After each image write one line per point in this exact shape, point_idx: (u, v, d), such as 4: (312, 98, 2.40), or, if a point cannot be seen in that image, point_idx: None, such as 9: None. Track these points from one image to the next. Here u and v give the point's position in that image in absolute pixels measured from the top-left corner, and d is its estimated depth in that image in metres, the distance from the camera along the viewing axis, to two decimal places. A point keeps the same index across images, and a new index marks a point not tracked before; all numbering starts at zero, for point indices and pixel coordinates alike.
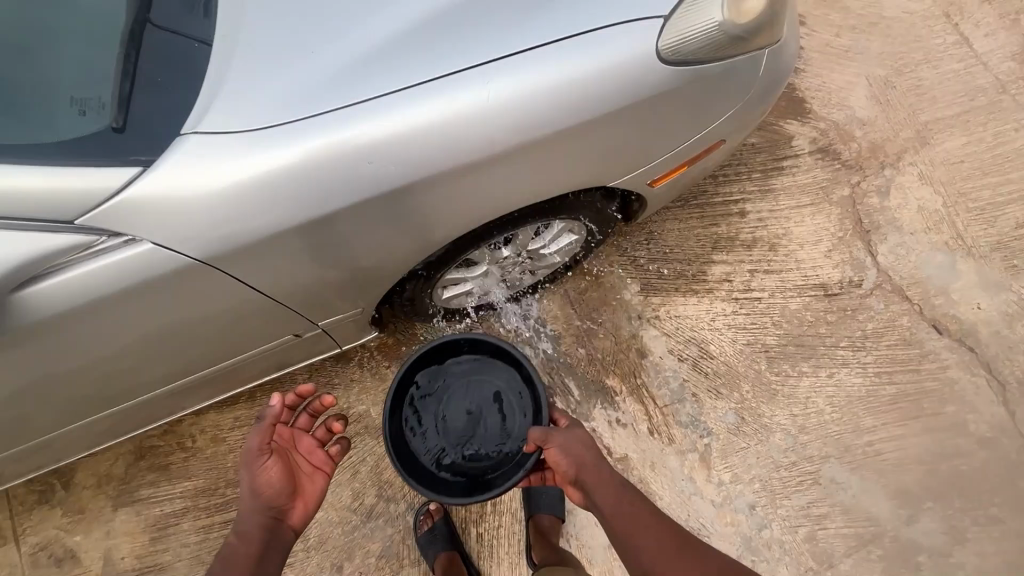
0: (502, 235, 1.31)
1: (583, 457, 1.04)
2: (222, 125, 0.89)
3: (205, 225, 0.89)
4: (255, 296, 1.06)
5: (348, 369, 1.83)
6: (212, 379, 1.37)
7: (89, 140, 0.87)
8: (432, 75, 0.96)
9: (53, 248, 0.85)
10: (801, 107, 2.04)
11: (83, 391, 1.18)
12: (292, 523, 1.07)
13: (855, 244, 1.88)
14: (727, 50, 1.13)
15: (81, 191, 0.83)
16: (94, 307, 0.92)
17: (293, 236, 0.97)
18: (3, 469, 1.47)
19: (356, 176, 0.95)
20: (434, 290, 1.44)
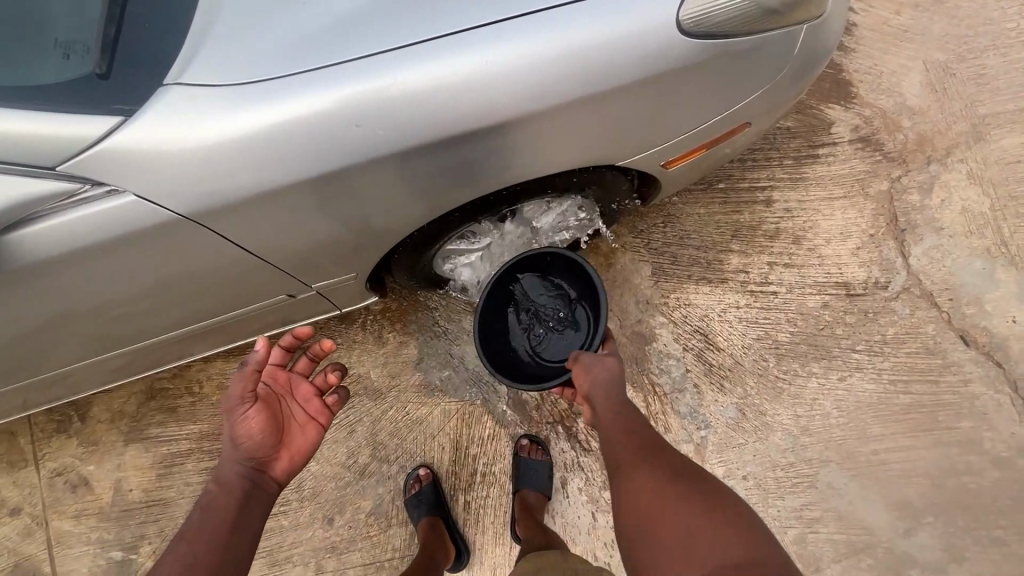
0: (505, 208, 1.27)
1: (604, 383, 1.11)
2: (207, 77, 0.87)
3: (187, 180, 0.88)
4: (243, 254, 1.05)
5: (351, 331, 1.85)
6: (211, 331, 1.40)
7: (72, 85, 0.85)
8: (427, 35, 0.91)
9: (37, 194, 0.85)
10: (846, 90, 1.90)
11: (83, 334, 1.22)
12: (277, 472, 1.11)
13: (886, 244, 1.77)
14: (759, 24, 1.04)
15: (63, 138, 0.83)
16: (81, 255, 0.93)
17: (278, 198, 0.95)
18: (19, 398, 1.55)
19: (343, 140, 0.91)
20: (436, 259, 1.42)
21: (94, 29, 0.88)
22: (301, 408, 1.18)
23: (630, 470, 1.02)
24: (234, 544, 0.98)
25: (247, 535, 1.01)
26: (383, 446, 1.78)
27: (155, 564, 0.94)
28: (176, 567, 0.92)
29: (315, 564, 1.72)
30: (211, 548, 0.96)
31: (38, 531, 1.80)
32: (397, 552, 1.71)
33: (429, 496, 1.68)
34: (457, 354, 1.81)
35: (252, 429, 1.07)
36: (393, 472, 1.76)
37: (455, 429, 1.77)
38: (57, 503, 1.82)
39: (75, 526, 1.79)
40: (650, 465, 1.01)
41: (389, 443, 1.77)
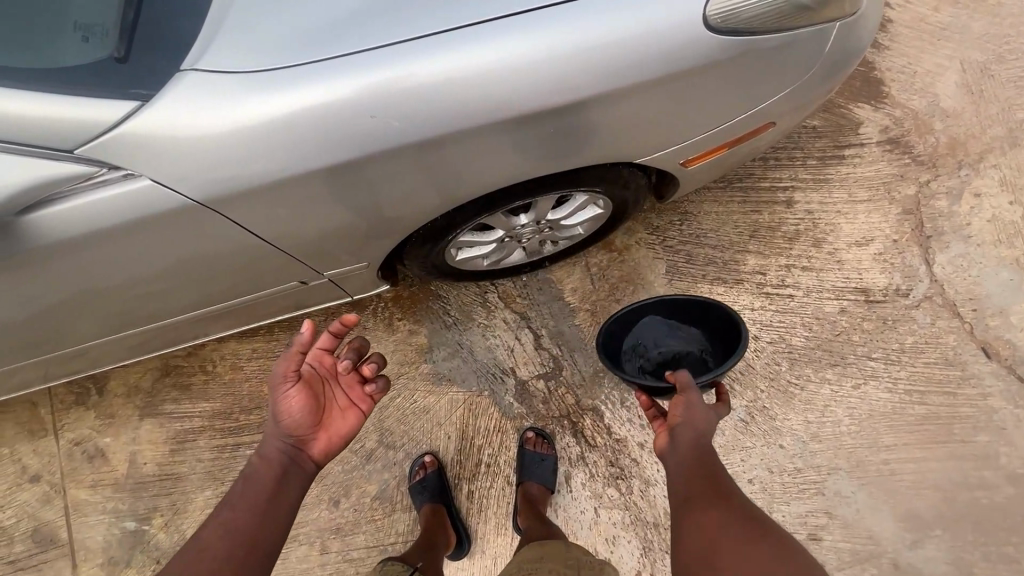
0: (519, 202, 1.26)
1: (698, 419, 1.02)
2: (221, 64, 0.87)
3: (201, 167, 0.88)
4: (256, 241, 1.06)
5: (362, 317, 1.87)
6: (224, 314, 1.42)
7: (89, 68, 0.86)
8: (444, 26, 0.89)
9: (53, 176, 0.86)
10: (877, 90, 1.83)
11: (100, 313, 1.24)
12: (316, 452, 1.12)
13: (910, 250, 1.72)
14: (788, 22, 1.00)
15: (81, 122, 0.84)
16: (99, 237, 0.94)
17: (291, 186, 0.95)
18: (40, 371, 1.59)
19: (357, 130, 0.91)
20: (448, 250, 1.42)
21: (113, 12, 0.88)
22: (342, 392, 1.18)
23: (703, 513, 0.90)
24: (269, 521, 1.00)
25: (283, 511, 1.03)
26: (390, 432, 1.79)
27: (199, 527, 0.98)
28: (217, 533, 0.96)
29: (320, 544, 1.75)
30: (249, 520, 0.99)
31: (56, 498, 1.86)
32: (400, 537, 1.73)
33: (433, 483, 1.70)
34: (466, 345, 1.81)
35: (293, 408, 1.08)
36: (399, 458, 1.78)
37: (461, 419, 1.78)
38: (75, 472, 1.87)
39: (91, 495, 1.85)
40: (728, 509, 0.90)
41: (396, 430, 1.79)
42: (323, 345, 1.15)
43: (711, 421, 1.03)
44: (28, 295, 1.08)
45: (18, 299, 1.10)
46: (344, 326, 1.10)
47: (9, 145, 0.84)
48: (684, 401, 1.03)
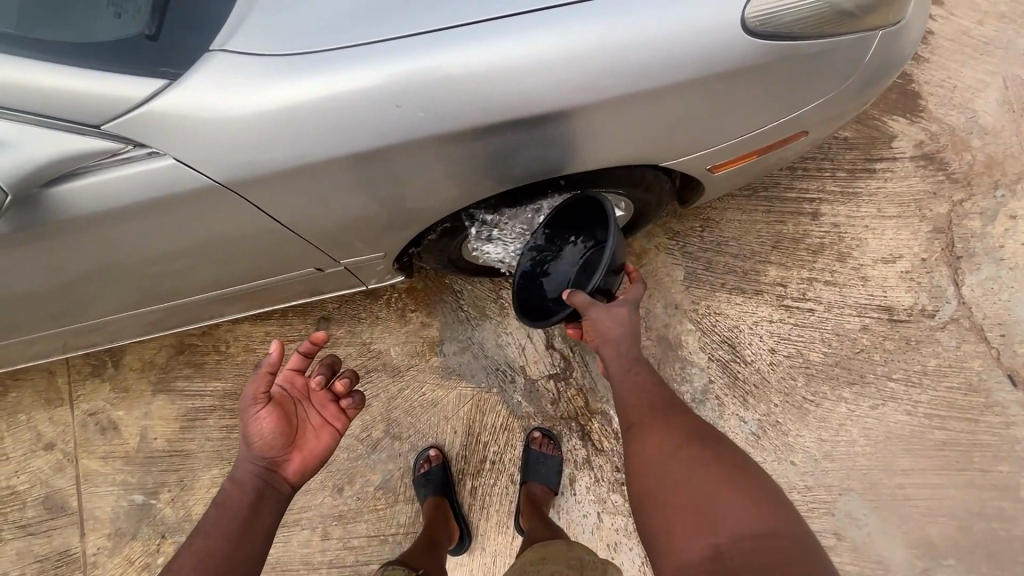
0: (539, 200, 1.24)
1: (615, 334, 1.12)
2: (250, 46, 0.86)
3: (224, 149, 0.88)
4: (275, 226, 1.06)
5: (376, 306, 1.87)
6: (240, 296, 1.42)
7: (120, 45, 0.86)
8: (475, 17, 0.88)
9: (80, 151, 0.87)
10: (914, 103, 1.78)
11: (118, 288, 1.26)
12: (290, 475, 1.13)
13: (938, 270, 1.67)
14: (830, 28, 0.97)
15: (110, 98, 0.84)
16: (121, 214, 0.95)
17: (312, 173, 0.95)
18: (58, 341, 1.61)
19: (382, 119, 0.90)
20: (466, 245, 1.41)
21: None
22: (317, 411, 1.18)
23: (643, 433, 1.02)
24: (240, 549, 1.03)
25: (256, 538, 1.05)
26: (397, 423, 1.79)
27: (172, 556, 1.01)
28: (188, 563, 0.99)
29: (322, 530, 1.76)
30: (219, 550, 1.01)
31: (68, 467, 1.90)
32: (401, 528, 1.74)
33: (437, 477, 1.70)
34: (477, 340, 1.81)
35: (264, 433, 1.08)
36: (404, 450, 1.78)
37: (468, 414, 1.77)
38: (87, 443, 1.91)
39: (102, 466, 1.88)
40: (661, 424, 1.02)
41: (403, 421, 1.79)
42: (293, 365, 1.15)
43: (625, 329, 1.14)
44: (49, 267, 1.10)
45: (40, 271, 1.11)
46: (313, 344, 1.11)
47: (37, 118, 0.84)
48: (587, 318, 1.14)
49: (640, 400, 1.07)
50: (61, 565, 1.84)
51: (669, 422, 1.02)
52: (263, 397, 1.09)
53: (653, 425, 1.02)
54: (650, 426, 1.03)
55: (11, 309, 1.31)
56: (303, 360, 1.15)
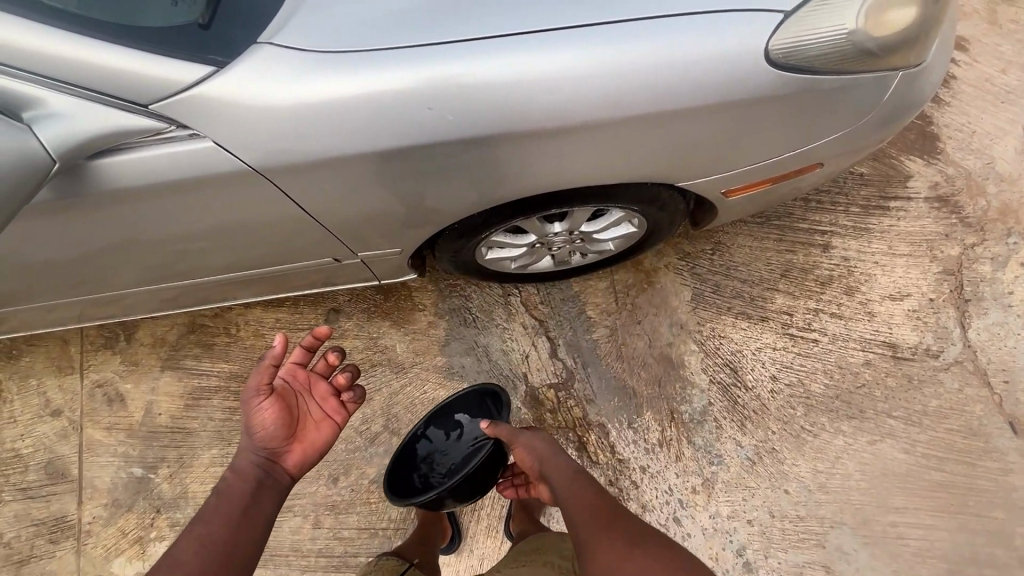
0: (554, 210, 1.28)
1: (544, 454, 1.23)
2: (295, 41, 0.91)
3: (261, 137, 0.92)
4: (299, 214, 1.10)
5: (386, 302, 1.91)
6: (256, 280, 1.46)
7: (172, 31, 0.90)
8: (511, 30, 0.91)
9: (125, 128, 0.91)
10: (932, 145, 1.80)
11: (142, 262, 1.30)
12: (290, 466, 1.18)
13: (945, 312, 1.68)
14: (850, 65, 1.00)
15: (159, 80, 0.88)
16: (156, 190, 0.99)
17: (341, 167, 0.99)
18: (75, 310, 1.66)
19: (413, 121, 0.94)
20: (479, 248, 1.45)
21: None
22: (317, 405, 1.26)
23: (594, 541, 1.02)
24: (242, 536, 1.06)
25: (256, 526, 1.08)
26: (396, 419, 1.82)
27: (172, 543, 1.02)
28: (189, 548, 1.01)
29: (314, 518, 1.78)
30: (222, 536, 1.04)
31: (73, 435, 1.93)
32: (392, 524, 1.75)
33: None
34: (482, 343, 1.83)
35: (266, 422, 1.15)
36: None
37: None
38: (93, 413, 1.94)
39: (106, 437, 1.92)
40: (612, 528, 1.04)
41: (402, 417, 1.81)
42: (296, 360, 1.24)
43: (554, 448, 1.24)
44: (78, 236, 1.14)
45: (70, 239, 1.15)
46: (315, 338, 1.20)
47: (87, 92, 0.88)
48: (522, 443, 1.26)
49: (585, 507, 1.09)
50: (57, 531, 1.87)
51: (615, 528, 1.04)
52: (267, 389, 1.17)
53: (602, 535, 1.03)
54: (599, 532, 1.03)
55: (36, 275, 1.35)
56: (304, 356, 1.25)
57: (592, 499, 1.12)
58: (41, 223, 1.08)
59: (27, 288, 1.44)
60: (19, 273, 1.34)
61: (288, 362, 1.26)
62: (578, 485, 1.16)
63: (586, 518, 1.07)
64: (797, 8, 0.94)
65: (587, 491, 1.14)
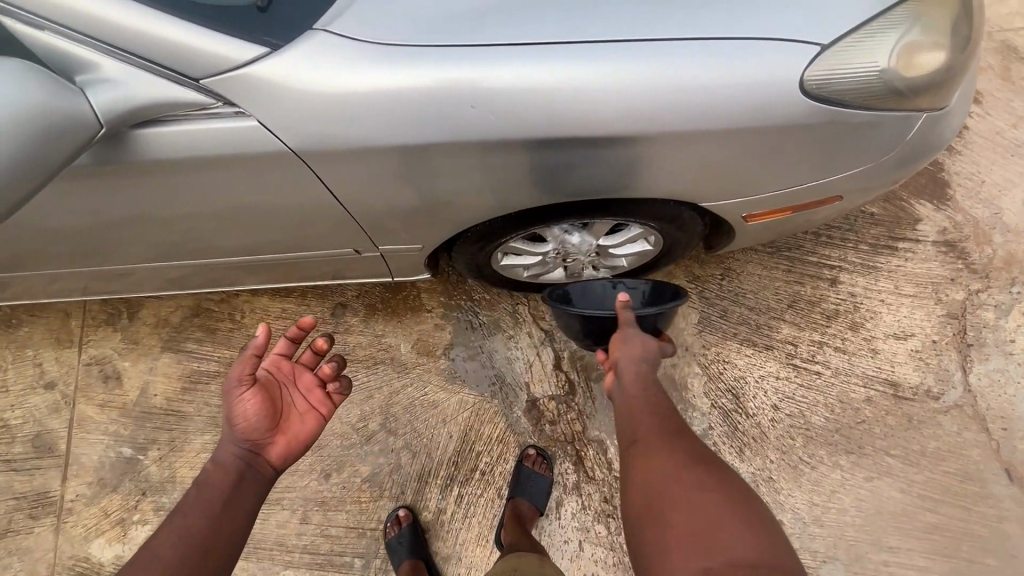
0: (575, 220, 1.30)
1: (634, 352, 1.12)
2: (349, 30, 0.93)
3: (305, 120, 0.94)
4: (329, 201, 1.11)
5: (393, 301, 1.91)
6: (270, 266, 1.47)
7: (229, 10, 0.92)
8: (558, 38, 0.93)
9: (170, 100, 0.92)
10: (942, 191, 1.84)
11: (159, 238, 1.30)
12: (273, 459, 1.13)
13: (948, 355, 1.70)
14: (878, 102, 1.02)
15: (211, 56, 0.90)
16: (192, 164, 1.00)
17: (378, 157, 1.00)
18: (81, 282, 1.64)
19: (455, 117, 0.95)
20: (495, 253, 1.46)
21: None
22: (302, 396, 1.19)
23: (653, 450, 0.96)
24: (221, 531, 1.02)
25: (236, 521, 1.04)
26: (394, 418, 1.80)
27: (151, 536, 0.99)
28: (167, 542, 0.98)
29: (302, 513, 1.75)
30: (200, 530, 1.00)
31: (64, 409, 1.91)
32: (381, 525, 1.72)
33: (408, 538, 1.64)
34: (487, 349, 1.83)
35: (247, 413, 1.09)
36: (397, 446, 1.78)
37: (466, 421, 1.78)
38: (87, 389, 1.92)
39: (98, 414, 1.89)
40: (670, 444, 0.96)
41: (401, 417, 1.80)
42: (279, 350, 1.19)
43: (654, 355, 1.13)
44: (98, 206, 1.15)
45: (90, 209, 1.16)
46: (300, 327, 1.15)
47: (136, 61, 0.89)
48: (622, 335, 1.15)
49: (655, 418, 1.02)
50: (37, 507, 1.83)
51: (678, 446, 0.96)
52: (249, 378, 1.11)
53: (661, 449, 0.96)
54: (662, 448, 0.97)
55: (46, 241, 1.35)
56: (289, 347, 1.19)
57: (658, 408, 1.04)
58: (65, 190, 1.09)
59: (34, 254, 1.43)
60: (28, 238, 1.33)
61: (272, 353, 1.20)
62: (656, 400, 1.06)
63: (652, 429, 1.00)
64: (834, 42, 0.96)
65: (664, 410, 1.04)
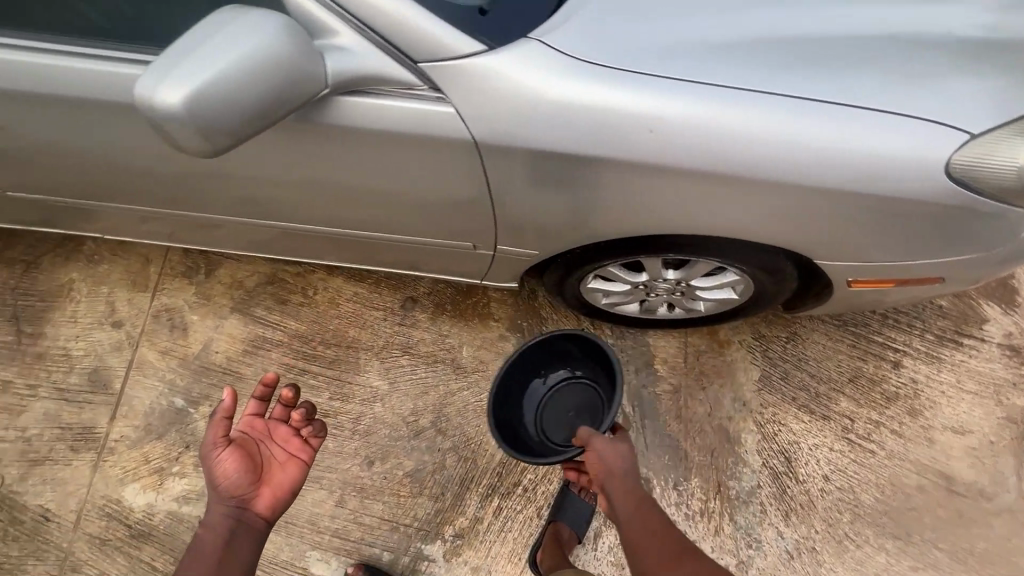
0: (681, 256, 1.35)
1: (615, 467, 1.11)
2: (557, 44, 1.01)
3: (496, 115, 1.02)
4: (477, 194, 1.18)
5: (463, 304, 1.96)
6: (371, 248, 1.53)
7: (457, 8, 1.01)
8: (740, 85, 1.00)
9: (388, 75, 1.00)
10: (1011, 297, 1.88)
11: (284, 200, 1.36)
12: (262, 512, 1.12)
13: (1004, 458, 1.70)
14: (1009, 196, 1.08)
15: (436, 45, 0.98)
16: (376, 136, 1.08)
17: (544, 161, 1.07)
18: (176, 228, 1.70)
19: (629, 139, 1.02)
20: (588, 274, 1.51)
21: None
22: (281, 448, 1.20)
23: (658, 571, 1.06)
24: None
25: None
26: (446, 419, 1.82)
27: None
28: None
29: (338, 496, 1.75)
30: None
31: (126, 350, 1.94)
32: (416, 523, 1.71)
33: None
34: None
35: (229, 471, 1.11)
36: (444, 447, 1.78)
37: None
38: (153, 334, 1.96)
39: (158, 360, 1.93)
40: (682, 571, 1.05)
41: (452, 419, 1.82)
42: (252, 410, 1.21)
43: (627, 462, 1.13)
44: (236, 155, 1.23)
45: (225, 155, 1.24)
46: (264, 385, 1.17)
47: (371, 36, 0.98)
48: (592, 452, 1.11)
49: (649, 532, 1.10)
50: (79, 440, 1.84)
51: (683, 569, 1.06)
52: (223, 441, 1.13)
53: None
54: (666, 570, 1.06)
55: (162, 180, 1.42)
56: (260, 404, 1.20)
57: (653, 522, 1.12)
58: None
59: (140, 191, 1.50)
60: (143, 172, 1.40)
61: (245, 414, 1.22)
62: (650, 516, 1.12)
63: (657, 558, 1.07)
64: (983, 132, 1.03)
65: (653, 519, 1.12)
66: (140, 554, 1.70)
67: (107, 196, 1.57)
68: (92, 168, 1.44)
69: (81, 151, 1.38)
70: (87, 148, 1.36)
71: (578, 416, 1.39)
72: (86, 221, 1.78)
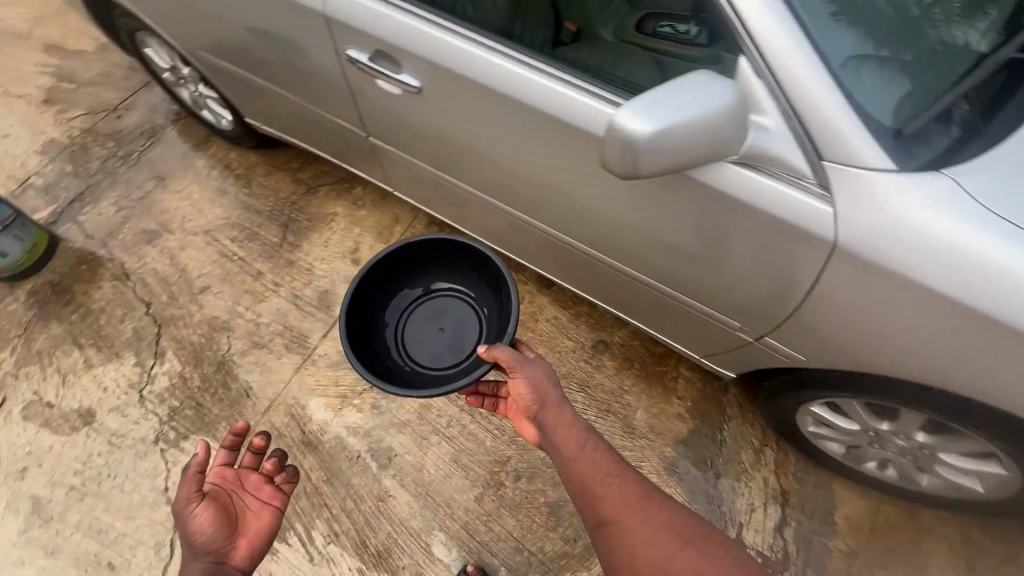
0: (957, 424, 1.26)
1: (540, 384, 1.24)
2: (969, 187, 1.01)
3: (877, 228, 1.03)
4: (790, 286, 1.20)
5: (652, 369, 1.97)
6: (610, 281, 1.65)
7: (882, 124, 1.03)
8: None
9: (788, 161, 1.05)
10: None
11: (570, 216, 1.49)
12: (237, 564, 1.17)
13: None
14: None
15: (853, 151, 1.01)
16: (731, 203, 1.14)
17: (898, 284, 1.06)
18: (434, 189, 1.91)
19: (1010, 300, 0.99)
20: (829, 399, 1.44)
21: (913, 106, 1.07)
22: (254, 498, 1.28)
23: (621, 515, 1.06)
24: None
25: None
26: None
27: None
28: None
29: (480, 493, 1.80)
30: None
31: None
32: (540, 554, 1.72)
33: None
34: (717, 468, 1.80)
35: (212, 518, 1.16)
36: None
37: None
38: None
39: None
40: (622, 486, 1.10)
41: None
42: (222, 461, 1.31)
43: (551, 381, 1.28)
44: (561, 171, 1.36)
45: (551, 170, 1.37)
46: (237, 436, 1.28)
47: (794, 123, 1.02)
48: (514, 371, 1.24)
49: (594, 468, 1.13)
50: (294, 342, 2.11)
51: (628, 490, 1.09)
52: (196, 496, 1.20)
53: (614, 499, 1.08)
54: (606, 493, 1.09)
55: (466, 165, 1.57)
56: (228, 454, 1.30)
57: (606, 463, 1.15)
58: (559, 153, 1.32)
59: (439, 165, 1.68)
60: (456, 154, 1.56)
61: (216, 465, 1.32)
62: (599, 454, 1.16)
63: (602, 479, 1.11)
64: None
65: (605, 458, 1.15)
66: (304, 461, 1.88)
67: (404, 154, 1.76)
68: (411, 136, 1.61)
69: (414, 122, 1.53)
70: (422, 124, 1.51)
71: (455, 335, 1.71)
72: (367, 162, 2.06)
